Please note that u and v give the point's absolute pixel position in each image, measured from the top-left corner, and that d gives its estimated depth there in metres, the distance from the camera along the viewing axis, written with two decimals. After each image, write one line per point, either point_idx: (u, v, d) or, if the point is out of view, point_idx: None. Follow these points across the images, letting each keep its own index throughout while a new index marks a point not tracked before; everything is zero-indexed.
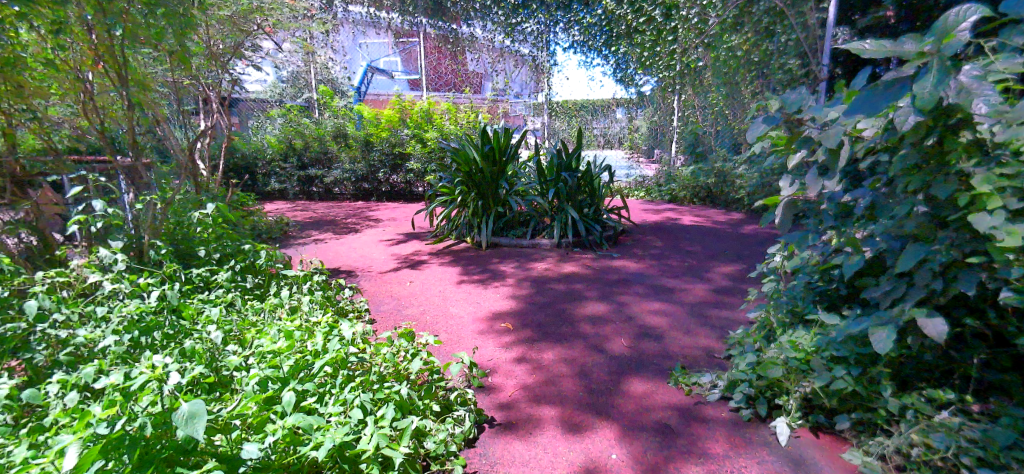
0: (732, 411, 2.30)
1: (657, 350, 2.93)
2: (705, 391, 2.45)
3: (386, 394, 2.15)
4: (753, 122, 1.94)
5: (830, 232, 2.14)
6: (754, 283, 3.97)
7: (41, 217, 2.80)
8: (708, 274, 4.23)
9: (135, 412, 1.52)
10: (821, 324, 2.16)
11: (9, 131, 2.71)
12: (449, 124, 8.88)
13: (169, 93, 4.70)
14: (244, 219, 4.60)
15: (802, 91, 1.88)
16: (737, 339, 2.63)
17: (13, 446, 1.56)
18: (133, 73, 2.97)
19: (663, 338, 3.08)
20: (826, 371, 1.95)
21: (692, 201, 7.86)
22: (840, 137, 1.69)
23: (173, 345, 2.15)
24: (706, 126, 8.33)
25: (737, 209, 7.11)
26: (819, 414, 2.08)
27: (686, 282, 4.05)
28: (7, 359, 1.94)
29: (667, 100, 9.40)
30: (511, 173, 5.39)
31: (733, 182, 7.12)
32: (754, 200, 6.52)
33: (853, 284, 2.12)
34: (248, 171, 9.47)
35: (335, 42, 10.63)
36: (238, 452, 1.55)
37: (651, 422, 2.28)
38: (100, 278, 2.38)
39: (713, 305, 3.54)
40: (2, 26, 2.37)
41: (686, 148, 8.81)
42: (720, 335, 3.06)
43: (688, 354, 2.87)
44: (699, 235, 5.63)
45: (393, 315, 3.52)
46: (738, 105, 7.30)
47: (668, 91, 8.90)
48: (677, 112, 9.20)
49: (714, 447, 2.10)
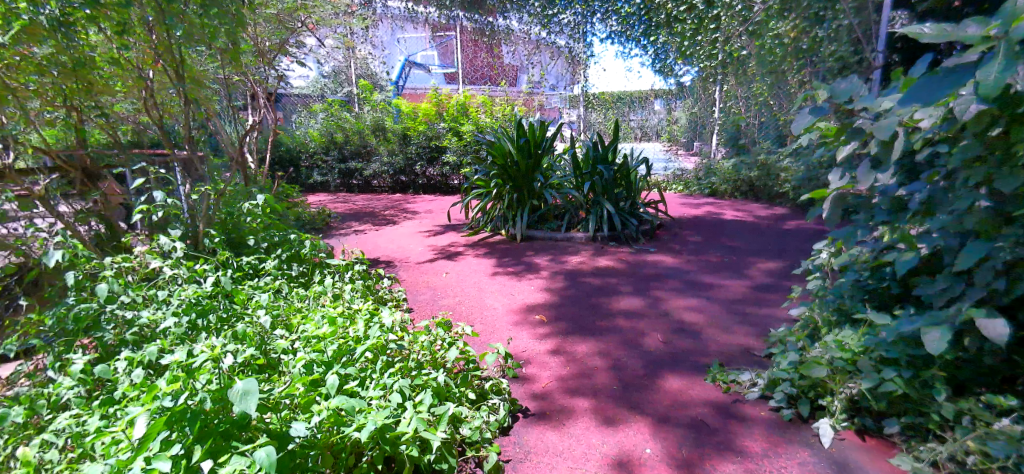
0: (772, 410, 2.28)
1: (693, 347, 2.92)
2: (744, 389, 2.44)
3: (424, 380, 2.23)
4: (799, 112, 1.87)
5: (881, 228, 2.08)
6: (796, 281, 3.88)
7: (109, 208, 2.94)
8: (748, 271, 4.15)
9: (196, 388, 1.63)
10: (870, 324, 2.10)
11: (79, 126, 2.87)
12: (484, 117, 8.83)
13: (220, 89, 4.92)
14: (288, 211, 4.82)
15: (853, 80, 1.82)
16: (779, 338, 2.59)
17: (87, 416, 1.71)
18: (189, 70, 3.10)
19: (700, 334, 3.06)
20: (873, 372, 1.90)
21: (733, 196, 7.70)
22: (893, 128, 1.61)
23: (226, 328, 2.28)
24: (749, 117, 8.09)
25: (780, 204, 6.90)
26: (865, 417, 2.03)
27: (724, 279, 3.99)
28: (81, 337, 2.10)
29: (708, 91, 9.17)
30: (546, 166, 5.40)
31: (777, 175, 6.92)
32: (799, 195, 6.33)
33: (906, 283, 2.06)
34: (292, 164, 9.94)
35: (374, 37, 10.90)
36: (287, 430, 1.65)
37: (686, 418, 2.28)
38: (161, 264, 2.52)
39: (753, 302, 3.49)
40: (75, 30, 2.48)
41: (728, 140, 8.58)
42: (759, 333, 3.02)
43: (725, 350, 2.85)
44: (740, 231, 5.50)
45: (429, 305, 3.62)
46: (784, 96, 7.06)
47: (709, 81, 8.69)
48: (718, 103, 8.97)
49: (752, 446, 2.08)
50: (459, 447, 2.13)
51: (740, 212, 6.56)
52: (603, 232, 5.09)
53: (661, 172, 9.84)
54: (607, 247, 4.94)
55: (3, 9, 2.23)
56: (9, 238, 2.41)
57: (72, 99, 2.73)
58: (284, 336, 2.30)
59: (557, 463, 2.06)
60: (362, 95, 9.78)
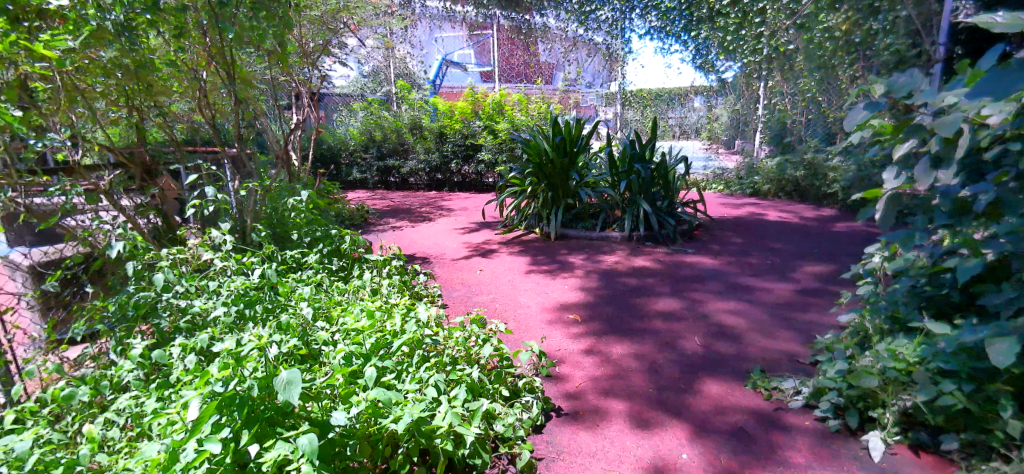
0: (817, 420, 2.23)
1: (734, 351, 2.87)
2: (786, 397, 2.38)
3: (459, 376, 2.29)
4: (852, 108, 1.81)
5: (940, 232, 1.99)
6: (844, 285, 3.75)
7: (166, 202, 3.12)
8: (793, 275, 4.04)
9: (244, 375, 1.71)
10: (927, 333, 2.01)
11: (141, 125, 3.02)
12: (520, 115, 8.85)
13: (267, 89, 5.11)
14: (329, 207, 4.98)
15: (913, 74, 1.73)
16: (826, 345, 2.52)
17: (145, 398, 1.83)
18: (240, 72, 3.24)
19: (741, 339, 3.01)
20: (930, 385, 1.82)
21: (776, 196, 7.50)
22: (958, 125, 1.53)
23: (271, 318, 2.38)
24: (794, 114, 7.83)
25: (827, 205, 6.68)
26: (920, 431, 1.95)
27: (766, 282, 3.89)
28: (139, 324, 2.23)
29: (752, 87, 8.91)
30: (582, 165, 5.39)
31: (825, 174, 6.69)
32: (849, 195, 6.11)
33: (968, 290, 1.96)
34: (333, 161, 10.25)
35: (412, 37, 11.09)
36: (328, 419, 1.72)
37: (724, 425, 2.25)
38: (213, 256, 2.65)
39: (797, 307, 3.40)
40: (137, 34, 2.63)
41: (771, 139, 8.34)
42: (804, 340, 2.94)
43: (767, 356, 2.79)
44: (784, 233, 5.36)
45: (464, 301, 3.67)
46: (833, 92, 6.80)
47: (753, 77, 8.44)
48: (762, 99, 8.71)
49: (794, 457, 2.04)
50: (492, 443, 2.17)
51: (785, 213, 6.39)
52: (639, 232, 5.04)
53: (700, 171, 9.69)
54: (643, 247, 4.89)
55: (75, 16, 2.36)
56: (79, 230, 2.56)
57: (132, 99, 2.86)
58: (325, 328, 2.39)
59: (591, 464, 2.07)
60: (400, 94, 9.95)
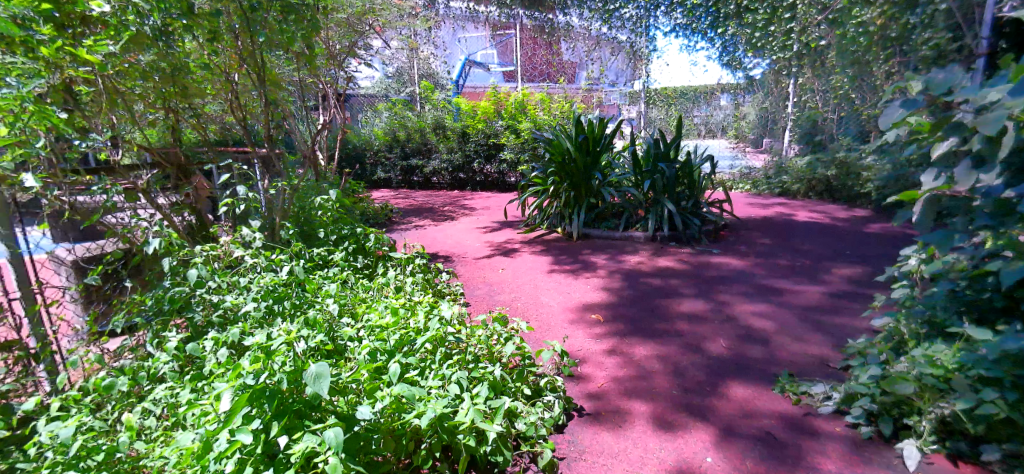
0: (848, 426, 2.19)
1: (761, 354, 2.84)
2: (816, 402, 2.35)
3: (481, 373, 2.32)
4: (889, 106, 1.77)
5: (982, 234, 1.92)
6: (878, 288, 3.66)
7: (200, 201, 3.23)
8: (824, 277, 3.96)
9: (274, 368, 1.75)
10: (967, 339, 1.95)
11: (176, 126, 3.12)
12: (542, 114, 8.85)
13: (296, 91, 5.22)
14: (354, 206, 5.06)
15: (953, 69, 1.68)
16: (858, 350, 2.47)
17: (180, 389, 1.89)
18: (270, 74, 3.34)
19: (769, 342, 2.97)
20: (971, 392, 1.77)
21: (807, 196, 7.38)
22: (1001, 122, 1.49)
23: (298, 314, 2.44)
24: (826, 112, 7.63)
25: (861, 206, 6.55)
26: (959, 441, 1.89)
27: (796, 284, 3.83)
28: (174, 317, 2.31)
29: (781, 84, 8.67)
30: (605, 164, 5.37)
31: (858, 174, 6.54)
32: (884, 196, 5.96)
33: (1012, 295, 1.89)
34: (358, 161, 10.42)
35: (436, 37, 11.19)
36: (353, 413, 1.75)
37: (751, 429, 2.23)
38: (243, 253, 2.73)
39: (828, 311, 3.34)
40: (173, 39, 2.73)
41: (801, 137, 8.22)
42: (835, 344, 2.89)
43: (796, 360, 2.75)
44: (814, 234, 5.25)
45: (486, 300, 3.70)
46: (867, 88, 6.61)
47: (782, 73, 8.30)
48: (792, 97, 8.50)
49: (824, 463, 2.01)
50: (514, 441, 2.19)
51: (816, 214, 6.26)
52: (663, 232, 5.00)
53: (727, 171, 9.55)
54: (667, 247, 4.86)
55: (116, 22, 2.44)
56: (118, 227, 2.67)
57: (169, 102, 2.97)
58: (350, 324, 2.44)
59: (613, 465, 2.07)
60: (424, 95, 10.03)
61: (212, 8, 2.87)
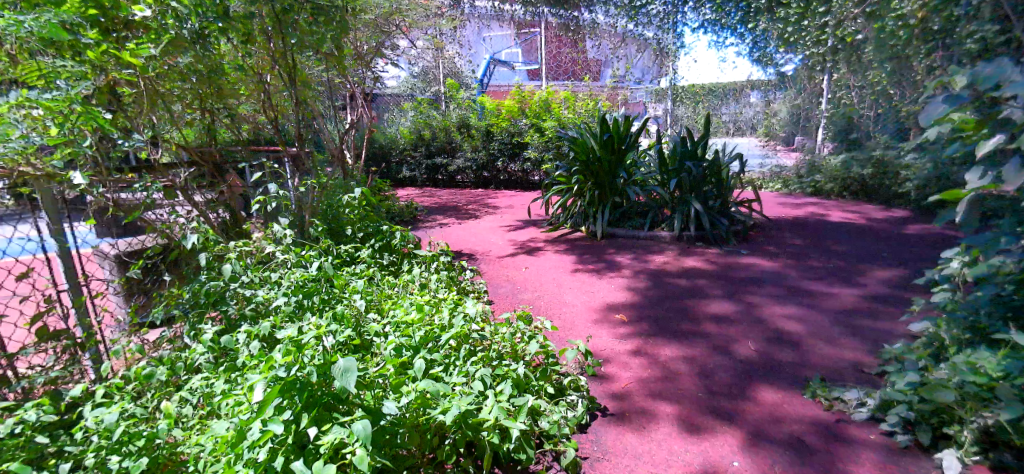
0: (884, 434, 2.14)
1: (791, 358, 2.79)
2: (849, 408, 2.30)
3: (504, 371, 2.34)
4: (931, 101, 1.74)
5: None
6: (917, 292, 3.56)
7: (233, 198, 3.33)
8: (860, 280, 3.86)
9: (305, 362, 1.80)
10: (1013, 347, 1.88)
11: (210, 126, 3.22)
12: (567, 113, 8.82)
13: (325, 91, 5.31)
14: (380, 204, 5.14)
15: (1003, 63, 1.60)
16: (894, 355, 2.41)
17: (215, 380, 1.96)
18: (301, 74, 3.42)
19: (800, 346, 2.92)
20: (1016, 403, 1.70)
21: (841, 195, 7.23)
22: None
23: (327, 309, 2.50)
24: (862, 109, 7.43)
25: (900, 205, 6.40)
26: (1004, 452, 1.82)
27: (829, 287, 3.75)
28: (209, 310, 2.40)
29: (814, 80, 8.51)
30: (630, 163, 5.35)
31: (897, 173, 6.38)
32: (925, 195, 5.80)
33: None
34: (383, 159, 10.56)
35: (461, 36, 11.25)
36: (380, 407, 1.79)
37: (780, 434, 2.20)
38: (275, 250, 2.81)
39: (863, 314, 3.27)
40: (211, 42, 2.81)
41: (834, 135, 7.73)
42: (869, 348, 2.83)
43: (829, 365, 2.70)
44: (848, 235, 5.13)
45: (510, 298, 3.72)
46: (908, 84, 6.39)
47: (815, 69, 7.99)
48: (826, 93, 8.36)
49: (857, 470, 1.98)
50: (537, 440, 2.21)
51: (852, 214, 6.13)
52: (689, 232, 4.96)
53: (756, 170, 9.40)
54: (694, 247, 4.81)
55: (157, 26, 2.53)
56: (157, 223, 2.77)
57: (206, 103, 3.08)
58: (376, 320, 2.49)
59: (637, 466, 2.07)
60: (449, 94, 10.09)
61: (247, 11, 2.95)
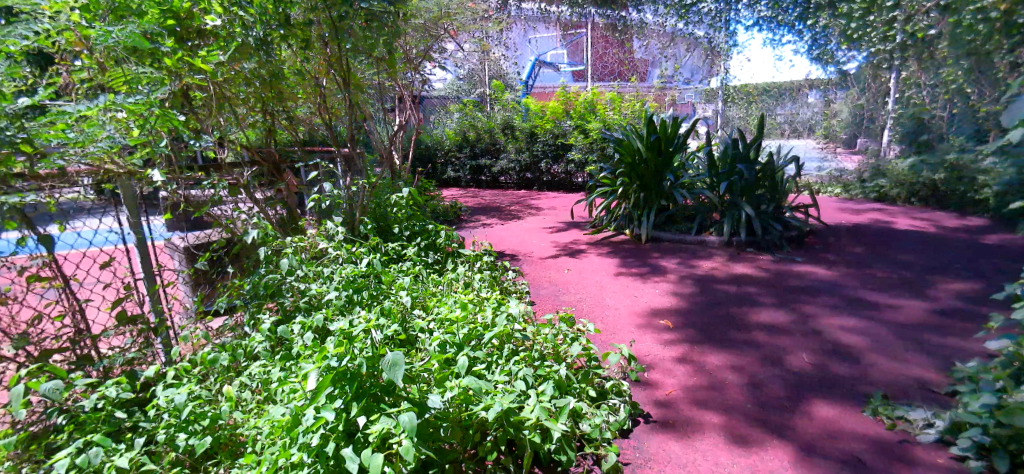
0: (954, 458, 2.02)
1: (851, 373, 2.69)
2: (914, 429, 2.19)
3: (546, 372, 2.37)
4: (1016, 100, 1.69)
5: None
6: (994, 307, 3.35)
7: (289, 196, 3.50)
8: (930, 292, 3.68)
9: (356, 353, 1.88)
10: None
11: (270, 127, 3.40)
12: (612, 114, 8.73)
13: (376, 93, 5.48)
14: (427, 204, 5.26)
15: None
16: (968, 374, 2.29)
17: (272, 367, 2.08)
18: (353, 77, 3.55)
19: (861, 360, 2.81)
20: None
21: (909, 202, 7.00)
22: None
23: (375, 304, 2.60)
24: (935, 109, 6.95)
25: (978, 213, 6.09)
26: None
27: (894, 299, 3.58)
28: (266, 301, 2.54)
29: (880, 79, 8.05)
30: (678, 165, 5.27)
31: (974, 179, 6.09)
32: (1005, 203, 5.49)
33: None
34: (429, 160, 10.79)
35: (507, 39, 11.36)
36: (425, 401, 1.84)
37: (836, 451, 2.13)
38: (327, 246, 2.94)
39: (931, 329, 3.11)
40: (272, 49, 2.97)
41: (903, 137, 7.27)
42: (939, 366, 2.69)
43: (893, 381, 2.59)
44: (916, 244, 4.88)
45: (551, 299, 3.75)
46: (987, 83, 5.32)
47: (882, 67, 7.50)
48: (893, 92, 7.92)
49: None
50: (577, 442, 2.22)
51: (921, 221, 5.85)
52: (739, 237, 4.84)
53: (813, 173, 9.08)
54: (744, 253, 4.69)
55: (225, 34, 2.70)
56: (222, 218, 2.94)
57: (266, 105, 3.23)
58: (421, 316, 2.57)
59: None
60: (495, 95, 10.18)
61: (306, 18, 3.12)
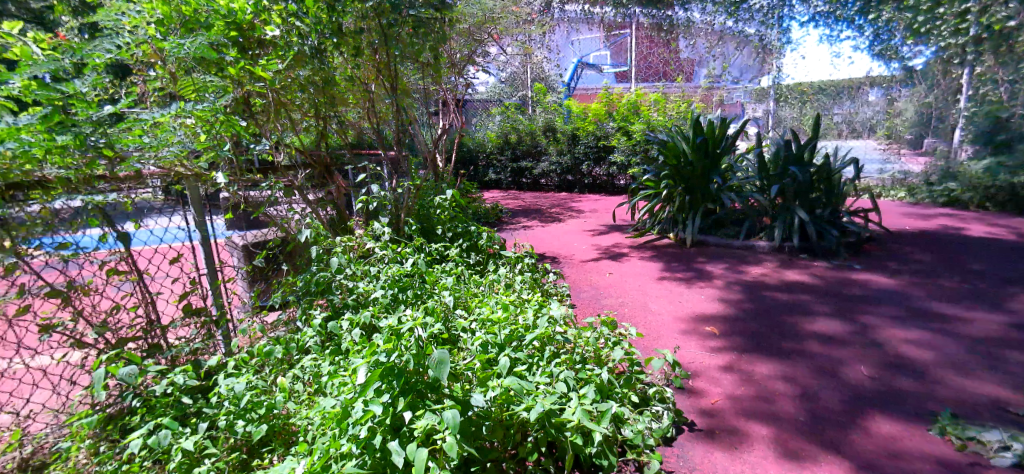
0: None
1: (914, 388, 2.58)
2: (988, 451, 2.08)
3: (588, 375, 2.38)
4: None
5: None
6: None
7: (339, 197, 3.63)
8: (1006, 304, 3.47)
9: (403, 349, 1.95)
10: None
11: (321, 131, 3.53)
12: (656, 114, 8.58)
13: (421, 97, 5.61)
14: (469, 206, 5.33)
15: None
16: None
17: (323, 361, 2.18)
18: (400, 82, 3.66)
19: (926, 375, 2.68)
20: None
21: (983, 207, 6.67)
22: None
23: (419, 303, 2.67)
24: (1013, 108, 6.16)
25: None
26: None
27: (965, 310, 3.41)
28: (317, 297, 2.67)
29: (950, 75, 7.65)
30: (726, 167, 5.15)
31: None
32: None
33: None
34: (471, 163, 10.94)
35: (549, 41, 11.39)
36: (468, 399, 1.88)
37: (897, 469, 2.05)
38: (374, 245, 3.04)
39: (1007, 345, 2.94)
40: (326, 56, 3.09)
41: (976, 136, 6.70)
42: (1014, 384, 2.54)
43: (963, 400, 2.46)
44: (989, 252, 4.62)
45: (592, 303, 3.75)
46: None
47: (952, 63, 7.12)
48: (966, 89, 7.28)
49: None
50: (619, 448, 2.23)
51: (994, 227, 5.51)
52: (791, 242, 4.70)
53: (875, 176, 8.72)
54: (797, 259, 4.56)
55: (283, 43, 2.85)
56: (277, 218, 3.09)
57: (319, 110, 3.37)
58: (463, 316, 2.62)
59: None
60: (537, 98, 10.22)
61: (357, 26, 3.24)
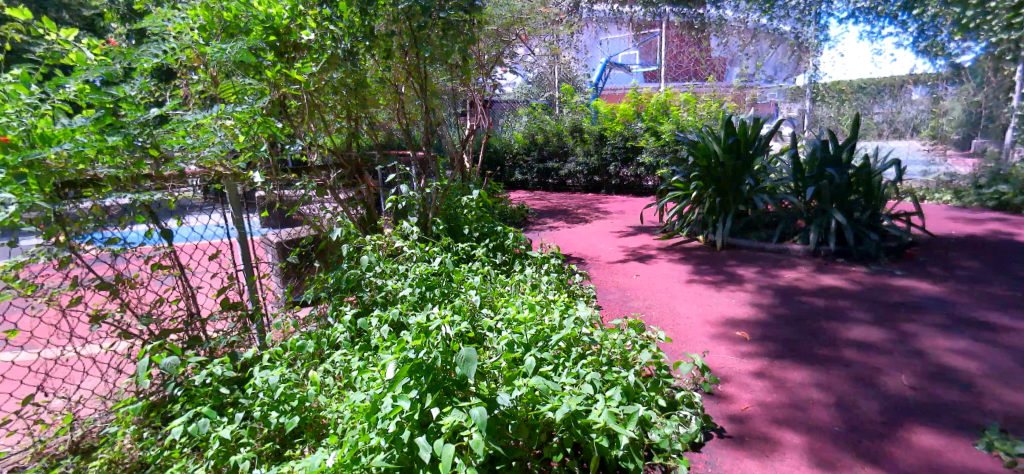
0: None
1: (958, 401, 2.49)
2: None
3: (614, 377, 2.38)
4: None
5: None
6: None
7: (369, 197, 3.70)
8: None
9: (431, 346, 1.99)
10: None
11: (353, 131, 3.60)
12: (687, 114, 8.35)
13: (448, 98, 5.67)
14: (495, 206, 5.36)
15: None
16: None
17: (353, 356, 2.24)
18: (430, 83, 3.71)
19: (971, 387, 2.59)
20: None
21: None
22: None
23: (446, 301, 2.71)
24: None
25: None
26: None
27: (1014, 319, 3.28)
28: (348, 294, 2.74)
29: (1002, 72, 7.44)
30: (758, 169, 5.06)
31: None
32: None
33: None
34: (497, 164, 10.99)
35: (578, 41, 11.35)
36: (494, 397, 1.91)
37: None
38: (403, 244, 3.09)
39: None
40: (359, 58, 3.16)
41: None
42: None
43: (1011, 414, 2.37)
44: None
45: (619, 305, 3.73)
46: None
47: (1003, 59, 6.85)
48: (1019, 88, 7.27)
49: None
50: (646, 451, 2.22)
51: None
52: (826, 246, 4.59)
53: (917, 178, 8.43)
54: (833, 263, 4.45)
55: (318, 47, 2.94)
56: (310, 217, 3.17)
57: (351, 112, 3.44)
58: (490, 315, 2.64)
59: None
60: (564, 99, 10.20)
61: (389, 29, 3.29)
